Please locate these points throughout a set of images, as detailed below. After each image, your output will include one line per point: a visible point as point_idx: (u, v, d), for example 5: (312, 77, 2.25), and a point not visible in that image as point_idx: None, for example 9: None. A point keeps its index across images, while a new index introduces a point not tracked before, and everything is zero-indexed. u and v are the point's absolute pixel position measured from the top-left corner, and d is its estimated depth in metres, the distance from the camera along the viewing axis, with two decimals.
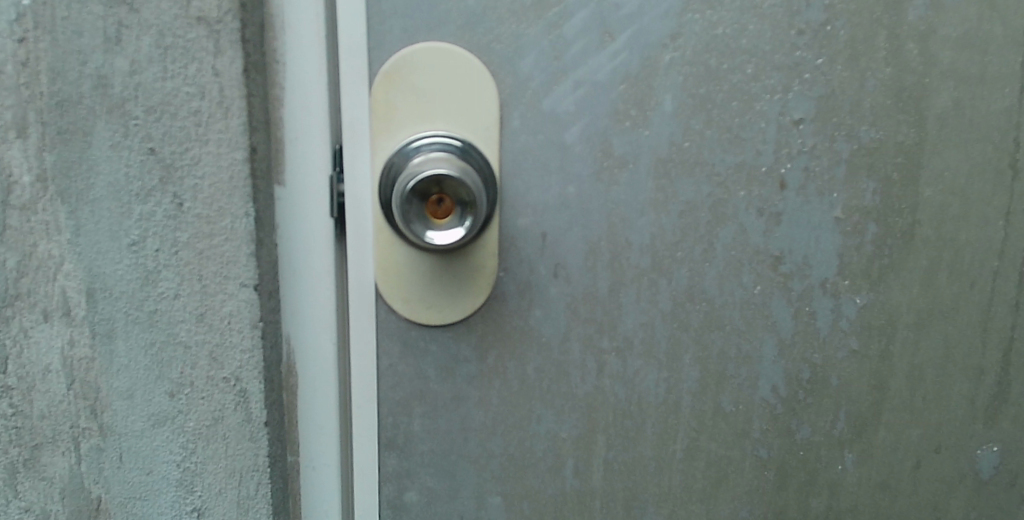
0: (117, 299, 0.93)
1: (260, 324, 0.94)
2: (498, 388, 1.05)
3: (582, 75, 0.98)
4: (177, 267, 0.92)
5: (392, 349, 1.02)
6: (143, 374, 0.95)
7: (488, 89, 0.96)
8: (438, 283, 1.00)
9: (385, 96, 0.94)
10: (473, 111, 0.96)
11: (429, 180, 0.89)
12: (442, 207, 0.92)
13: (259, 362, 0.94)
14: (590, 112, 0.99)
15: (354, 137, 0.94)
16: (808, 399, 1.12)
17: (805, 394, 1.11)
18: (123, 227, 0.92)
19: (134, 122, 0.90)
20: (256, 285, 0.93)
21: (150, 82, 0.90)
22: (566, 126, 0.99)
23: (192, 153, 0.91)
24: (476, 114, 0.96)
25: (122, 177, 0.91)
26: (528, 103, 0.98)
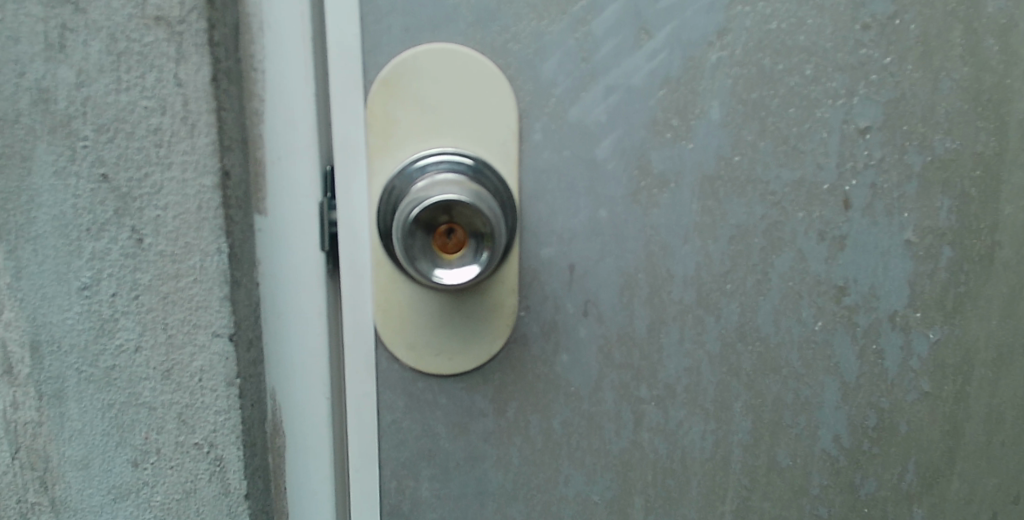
0: (66, 353, 0.80)
1: (236, 380, 0.79)
2: (520, 446, 0.90)
3: (615, 80, 0.83)
4: (137, 314, 0.78)
5: (397, 402, 0.87)
6: (99, 441, 0.81)
7: (504, 97, 0.82)
8: (449, 326, 0.85)
9: (384, 106, 0.80)
10: (487, 124, 0.82)
11: (436, 209, 0.75)
12: (452, 239, 0.77)
13: (237, 425, 0.80)
14: (625, 122, 0.84)
15: (347, 156, 0.80)
16: (874, 449, 0.96)
17: (870, 444, 0.96)
18: (72, 269, 0.79)
19: (82, 143, 0.76)
20: (231, 334, 0.78)
21: (100, 95, 0.76)
22: (597, 139, 0.84)
23: (152, 180, 0.76)
24: (491, 127, 0.82)
25: (69, 209, 0.78)
26: (552, 113, 0.83)
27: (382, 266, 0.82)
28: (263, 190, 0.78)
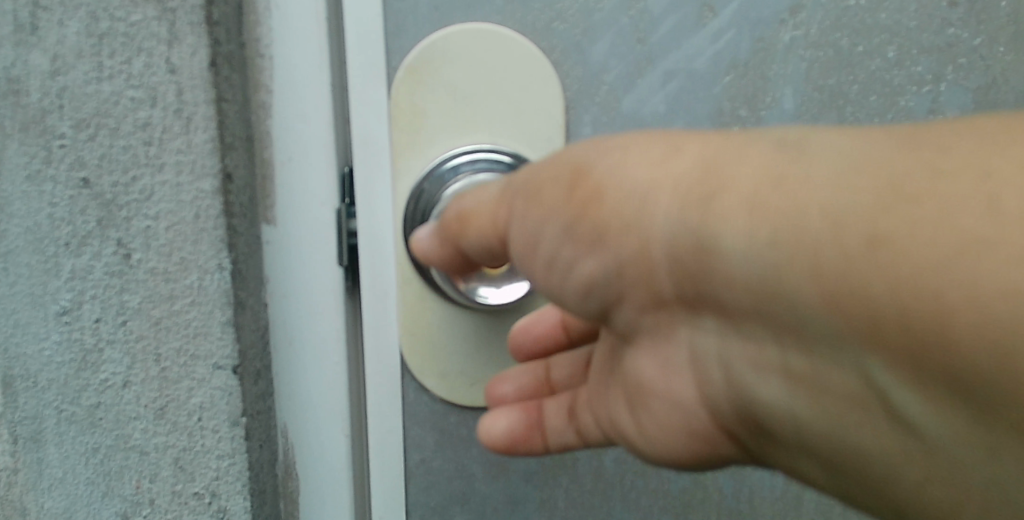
0: (43, 390, 0.70)
1: (242, 419, 0.66)
2: (567, 487, 0.76)
3: (675, 64, 0.72)
4: (124, 343, 0.67)
5: (427, 440, 0.73)
6: (83, 491, 0.70)
7: (548, 86, 0.71)
8: (485, 348, 0.73)
9: (410, 97, 0.69)
10: (528, 116, 0.71)
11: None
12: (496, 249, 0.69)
13: (244, 471, 0.67)
14: (686, 113, 0.73)
15: (369, 155, 0.69)
16: None
17: None
18: (50, 291, 0.68)
19: (59, 142, 0.66)
20: (236, 366, 0.66)
21: (78, 86, 0.65)
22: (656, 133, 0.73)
23: (141, 184, 0.65)
24: (531, 120, 0.71)
25: (45, 219, 0.68)
26: (603, 104, 0.72)
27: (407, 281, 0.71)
28: (271, 192, 0.65)
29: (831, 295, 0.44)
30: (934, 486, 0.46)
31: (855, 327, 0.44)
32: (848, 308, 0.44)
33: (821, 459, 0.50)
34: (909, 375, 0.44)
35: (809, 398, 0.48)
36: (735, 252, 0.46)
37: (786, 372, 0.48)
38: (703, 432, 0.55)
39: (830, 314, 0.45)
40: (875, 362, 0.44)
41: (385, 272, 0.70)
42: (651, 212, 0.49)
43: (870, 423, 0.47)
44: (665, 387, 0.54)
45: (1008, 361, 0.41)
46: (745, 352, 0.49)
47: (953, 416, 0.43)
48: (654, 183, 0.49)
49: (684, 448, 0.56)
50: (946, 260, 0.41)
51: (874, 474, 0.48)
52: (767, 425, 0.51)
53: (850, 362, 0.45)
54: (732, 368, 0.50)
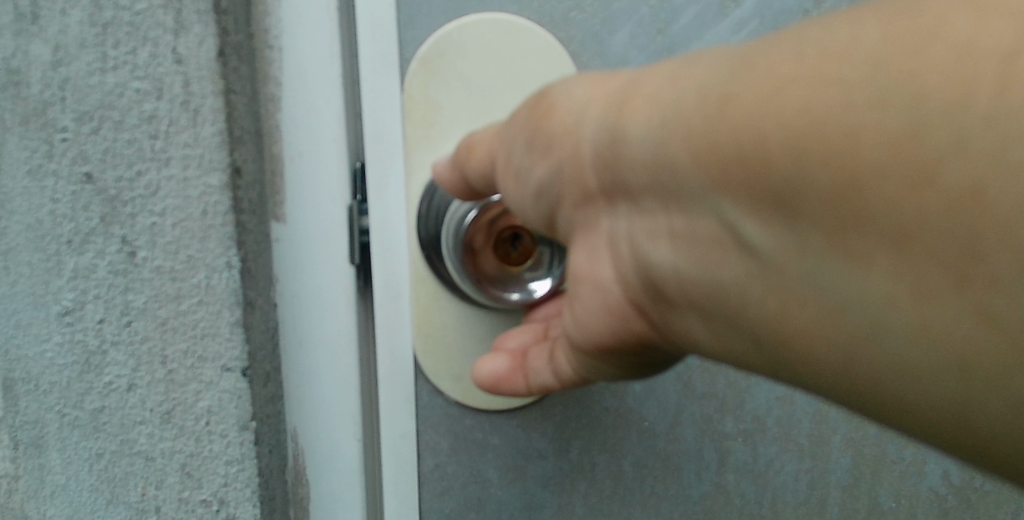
0: (45, 394, 0.67)
1: (252, 424, 0.64)
2: (585, 492, 0.72)
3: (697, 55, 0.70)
4: (128, 345, 0.64)
5: (441, 444, 0.70)
6: (86, 499, 0.67)
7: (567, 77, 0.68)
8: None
9: (424, 89, 0.66)
10: None
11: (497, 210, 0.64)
12: (519, 246, 0.67)
13: (253, 477, 0.64)
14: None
15: (380, 151, 0.65)
16: (987, 486, 0.78)
17: (984, 480, 0.78)
18: (51, 290, 0.66)
19: (61, 136, 0.64)
20: (246, 368, 0.63)
21: (80, 76, 0.63)
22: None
23: (146, 179, 0.63)
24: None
25: (47, 215, 0.65)
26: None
27: (421, 281, 0.67)
28: (281, 189, 0.62)
29: (708, 160, 0.38)
30: (846, 360, 0.37)
31: (727, 177, 0.38)
32: (717, 161, 0.38)
33: (727, 331, 0.41)
34: (793, 237, 0.37)
35: (697, 253, 0.40)
36: (636, 133, 0.41)
37: (677, 237, 0.41)
38: (623, 315, 0.47)
39: (696, 170, 0.39)
40: (756, 225, 0.38)
41: (399, 271, 0.66)
42: (586, 118, 0.45)
43: (762, 281, 0.39)
44: (586, 278, 0.48)
45: (916, 186, 0.33)
46: (637, 207, 0.43)
47: (874, 262, 0.35)
48: (586, 97, 0.45)
49: (607, 332, 0.48)
50: (826, 79, 0.35)
51: (802, 361, 0.39)
52: (670, 294, 0.43)
53: (727, 221, 0.39)
54: (635, 242, 0.44)
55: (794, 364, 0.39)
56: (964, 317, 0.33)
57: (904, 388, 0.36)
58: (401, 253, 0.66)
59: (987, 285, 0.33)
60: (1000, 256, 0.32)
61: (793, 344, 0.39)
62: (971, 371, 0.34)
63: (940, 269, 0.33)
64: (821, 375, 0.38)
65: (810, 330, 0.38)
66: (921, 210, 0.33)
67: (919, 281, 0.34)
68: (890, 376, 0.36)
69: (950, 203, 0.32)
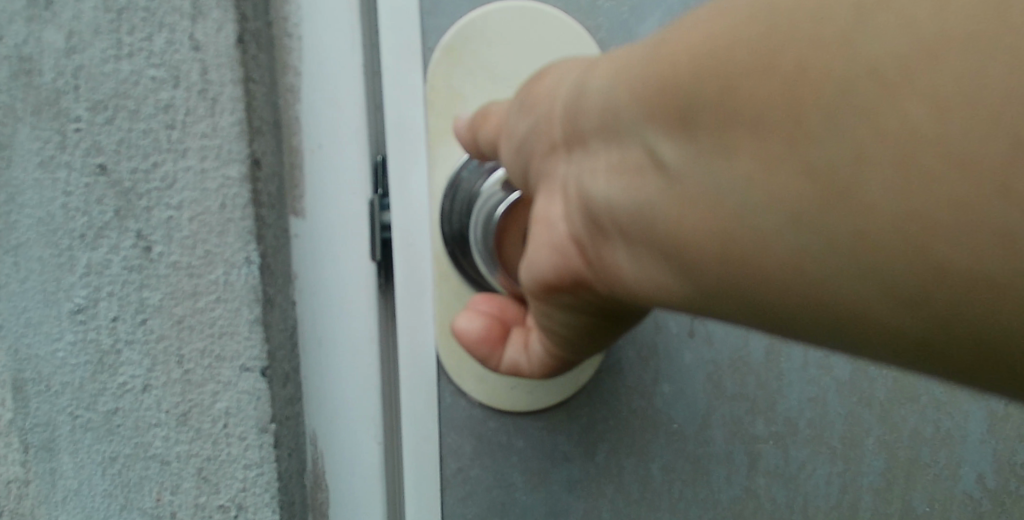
0: (56, 395, 0.62)
1: (270, 427, 0.60)
2: (612, 496, 0.68)
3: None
4: (143, 344, 0.60)
5: (463, 447, 0.66)
6: (99, 505, 0.62)
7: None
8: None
9: (447, 79, 0.63)
10: None
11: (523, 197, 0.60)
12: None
13: (273, 482, 0.61)
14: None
15: (405, 143, 0.62)
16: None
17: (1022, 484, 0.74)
18: (62, 287, 0.60)
19: (74, 126, 0.58)
20: (264, 368, 0.59)
21: (94, 65, 0.58)
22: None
23: (163, 170, 0.58)
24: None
25: (57, 209, 0.59)
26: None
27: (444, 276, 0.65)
28: (298, 183, 0.59)
29: (633, 86, 0.36)
30: (739, 265, 0.34)
31: (642, 91, 0.36)
32: (642, 86, 0.36)
33: (640, 249, 0.37)
34: (694, 146, 0.34)
35: (620, 182, 0.38)
36: (593, 84, 0.39)
37: (601, 165, 0.39)
38: (558, 255, 0.43)
39: (622, 93, 0.37)
40: (660, 134, 0.35)
41: (422, 267, 0.63)
42: (565, 82, 0.43)
43: (662, 190, 0.36)
44: (537, 222, 0.45)
45: (769, 70, 0.31)
46: (582, 145, 0.40)
47: (779, 161, 0.31)
48: (566, 70, 0.44)
49: (546, 266, 0.44)
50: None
51: (735, 292, 0.35)
52: (596, 222, 0.39)
53: (642, 142, 0.36)
54: (579, 182, 0.41)
55: (695, 280, 0.36)
56: (851, 203, 0.30)
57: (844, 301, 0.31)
58: (423, 248, 0.62)
59: (902, 160, 0.29)
60: (911, 120, 0.28)
61: (689, 254, 0.35)
62: (857, 255, 0.30)
63: (802, 145, 0.31)
64: (724, 287, 0.35)
65: (703, 232, 0.35)
66: (798, 94, 0.30)
67: (793, 163, 0.31)
68: (819, 291, 0.32)
69: (804, 80, 0.30)
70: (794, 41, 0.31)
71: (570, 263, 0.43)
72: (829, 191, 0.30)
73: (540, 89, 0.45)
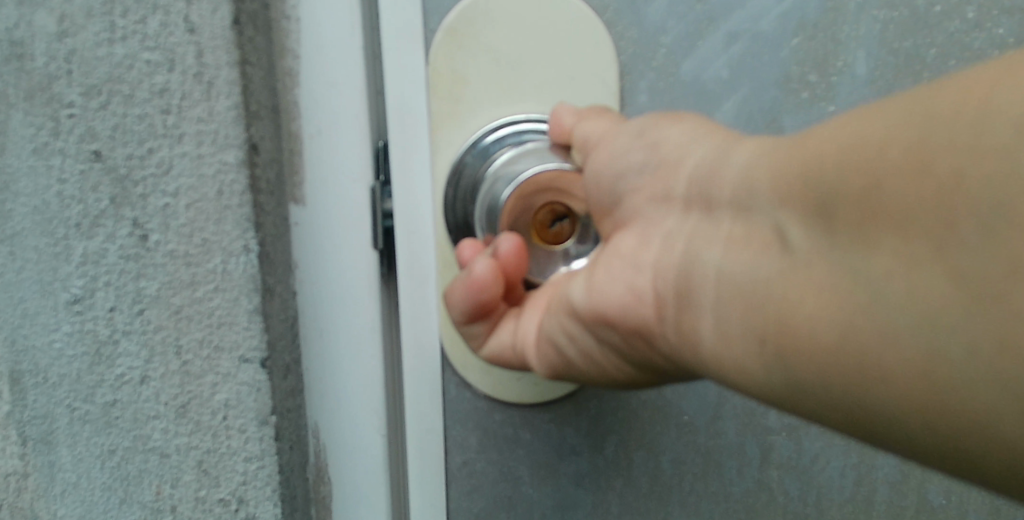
0: (54, 387, 0.60)
1: (271, 419, 0.59)
2: (621, 489, 0.63)
3: (740, 23, 0.59)
4: (141, 335, 0.58)
5: (469, 440, 0.61)
6: (99, 498, 0.61)
7: (600, 46, 0.58)
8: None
9: (450, 60, 0.57)
10: (579, 83, 0.58)
11: (545, 178, 0.55)
12: (554, 231, 0.57)
13: (273, 475, 0.60)
14: (753, 79, 0.59)
15: (404, 127, 0.56)
16: None
17: None
18: (59, 276, 0.58)
19: (67, 111, 0.56)
20: (264, 359, 0.58)
21: (87, 48, 0.55)
22: (717, 101, 0.59)
23: (158, 156, 0.56)
24: (584, 87, 0.58)
25: (53, 197, 0.57)
26: (662, 71, 0.59)
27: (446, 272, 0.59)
28: (298, 170, 0.57)
29: (779, 168, 0.37)
30: (836, 353, 0.34)
31: (781, 178, 0.37)
32: (785, 173, 0.37)
33: (730, 324, 0.38)
34: (825, 233, 0.35)
35: (738, 252, 0.38)
36: (736, 159, 0.40)
37: (720, 232, 0.40)
38: (630, 299, 0.43)
39: (765, 179, 0.38)
40: (795, 217, 0.37)
41: (424, 260, 0.58)
42: (675, 143, 0.44)
43: (781, 267, 0.37)
44: (616, 256, 0.44)
45: (919, 174, 0.32)
46: (701, 214, 0.41)
47: (911, 254, 0.32)
48: (688, 126, 0.44)
49: (613, 306, 0.44)
50: (888, 104, 0.34)
51: (825, 373, 0.35)
52: (687, 288, 0.40)
53: (775, 222, 0.37)
54: (683, 247, 0.41)
55: (782, 362, 0.36)
56: (971, 300, 0.31)
57: (941, 396, 0.32)
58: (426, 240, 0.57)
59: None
60: None
61: (788, 331, 0.36)
62: (970, 349, 0.31)
63: (938, 257, 0.32)
64: (812, 368, 0.35)
65: (811, 315, 0.35)
66: (940, 199, 0.31)
67: (910, 266, 0.32)
68: (916, 382, 0.32)
69: (950, 186, 0.31)
70: (948, 151, 0.32)
71: (640, 312, 0.43)
72: (965, 294, 0.31)
73: (652, 133, 0.45)
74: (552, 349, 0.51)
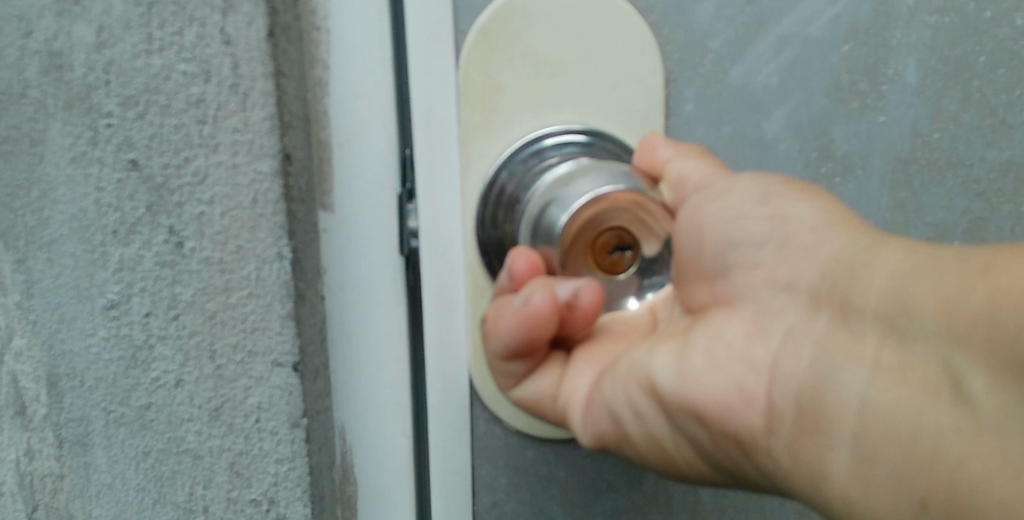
0: (91, 389, 0.61)
1: (302, 421, 0.60)
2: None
3: (790, 29, 0.62)
4: (177, 339, 0.59)
5: (500, 479, 0.63)
6: (133, 499, 0.62)
7: (647, 53, 0.60)
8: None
9: (483, 67, 0.58)
10: (622, 90, 0.60)
11: (623, 201, 0.51)
12: (614, 258, 0.54)
13: (304, 476, 0.61)
14: (801, 89, 0.62)
15: (433, 137, 0.58)
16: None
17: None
18: (95, 282, 0.59)
19: (105, 121, 0.57)
20: (296, 363, 0.59)
21: (125, 59, 0.56)
22: (766, 111, 0.62)
23: (195, 165, 0.57)
24: (627, 94, 0.60)
25: (91, 205, 0.58)
26: (708, 78, 0.62)
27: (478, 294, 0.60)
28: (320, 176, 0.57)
29: (945, 307, 0.39)
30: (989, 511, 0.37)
31: (948, 322, 0.39)
32: (961, 320, 0.38)
33: (873, 463, 0.41)
34: (995, 389, 0.37)
35: (896, 383, 0.41)
36: (882, 272, 0.42)
37: (851, 348, 0.42)
38: (733, 397, 0.46)
39: (930, 310, 0.39)
40: (965, 364, 0.38)
41: (452, 284, 0.60)
42: (801, 237, 0.46)
43: (948, 414, 0.39)
44: (728, 351, 0.47)
45: None
46: (844, 333, 0.43)
47: None
48: (828, 221, 0.45)
49: (716, 405, 0.46)
50: None
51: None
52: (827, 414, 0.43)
53: (949, 365, 0.39)
54: (828, 369, 0.43)
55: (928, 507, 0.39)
56: None
57: None
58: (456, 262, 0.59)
59: None
60: None
61: (896, 452, 0.40)
62: None
63: None
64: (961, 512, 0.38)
65: (969, 465, 0.38)
66: None
67: None
68: None
69: None
70: None
71: (742, 411, 0.46)
72: None
73: (784, 218, 0.47)
74: (603, 415, 0.53)
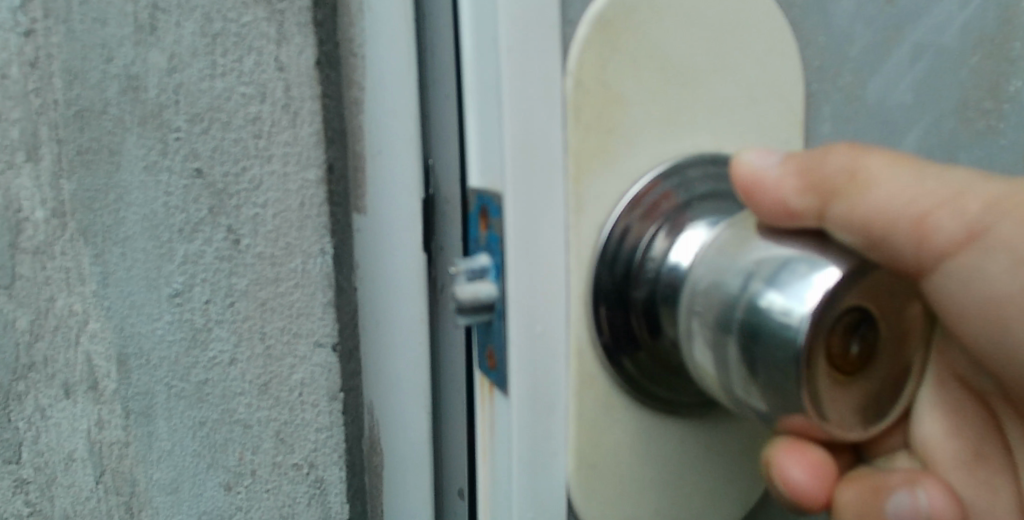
0: (156, 367, 0.70)
1: (340, 395, 0.70)
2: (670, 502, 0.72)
3: (923, 35, 0.71)
4: (232, 323, 0.68)
5: None
6: (190, 463, 0.71)
7: (787, 62, 0.66)
8: (690, 435, 0.65)
9: (598, 78, 0.59)
10: (760, 107, 0.65)
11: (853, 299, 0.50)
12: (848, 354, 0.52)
13: (340, 443, 0.71)
14: (932, 96, 0.72)
15: (550, 177, 0.58)
16: None
17: None
18: (162, 273, 0.68)
19: (174, 135, 0.66)
20: (336, 344, 0.69)
21: (194, 82, 0.65)
22: (901, 132, 0.72)
23: (251, 174, 0.66)
24: (765, 108, 0.65)
25: (159, 207, 0.67)
26: (845, 92, 0.70)
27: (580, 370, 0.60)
28: (362, 184, 0.66)
29: None
30: None
31: None
32: None
33: None
34: None
35: None
36: None
37: None
38: None
39: None
40: None
41: (556, 334, 0.60)
42: None
43: None
44: None
45: None
46: None
47: None
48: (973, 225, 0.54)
49: None
50: None
51: None
52: None
53: None
54: None
55: None
56: None
57: None
58: (556, 340, 0.60)
59: None
60: None
61: None
62: None
63: None
64: None
65: None
66: None
67: None
68: None
69: None
70: None
71: None
72: None
73: None
74: None
